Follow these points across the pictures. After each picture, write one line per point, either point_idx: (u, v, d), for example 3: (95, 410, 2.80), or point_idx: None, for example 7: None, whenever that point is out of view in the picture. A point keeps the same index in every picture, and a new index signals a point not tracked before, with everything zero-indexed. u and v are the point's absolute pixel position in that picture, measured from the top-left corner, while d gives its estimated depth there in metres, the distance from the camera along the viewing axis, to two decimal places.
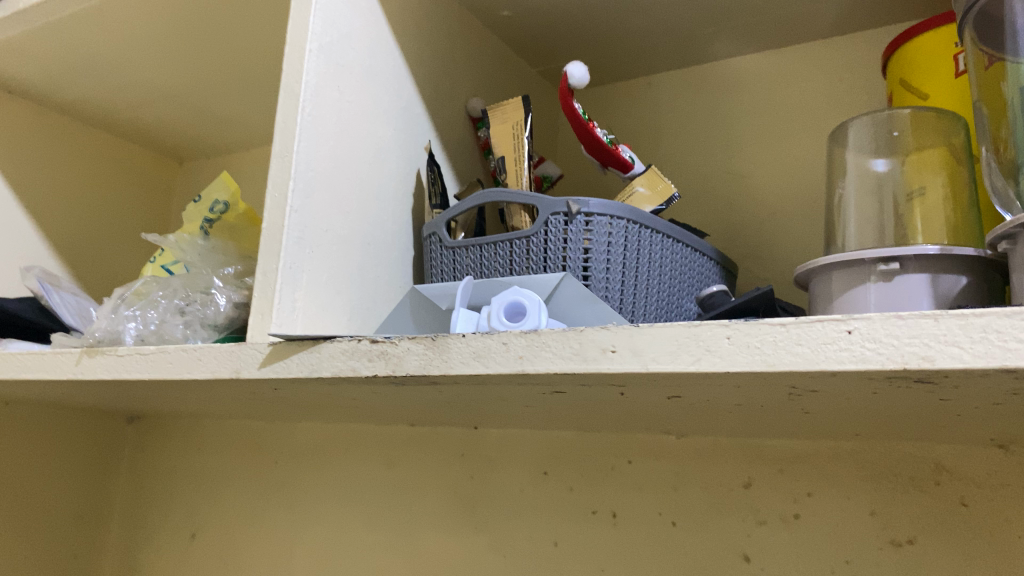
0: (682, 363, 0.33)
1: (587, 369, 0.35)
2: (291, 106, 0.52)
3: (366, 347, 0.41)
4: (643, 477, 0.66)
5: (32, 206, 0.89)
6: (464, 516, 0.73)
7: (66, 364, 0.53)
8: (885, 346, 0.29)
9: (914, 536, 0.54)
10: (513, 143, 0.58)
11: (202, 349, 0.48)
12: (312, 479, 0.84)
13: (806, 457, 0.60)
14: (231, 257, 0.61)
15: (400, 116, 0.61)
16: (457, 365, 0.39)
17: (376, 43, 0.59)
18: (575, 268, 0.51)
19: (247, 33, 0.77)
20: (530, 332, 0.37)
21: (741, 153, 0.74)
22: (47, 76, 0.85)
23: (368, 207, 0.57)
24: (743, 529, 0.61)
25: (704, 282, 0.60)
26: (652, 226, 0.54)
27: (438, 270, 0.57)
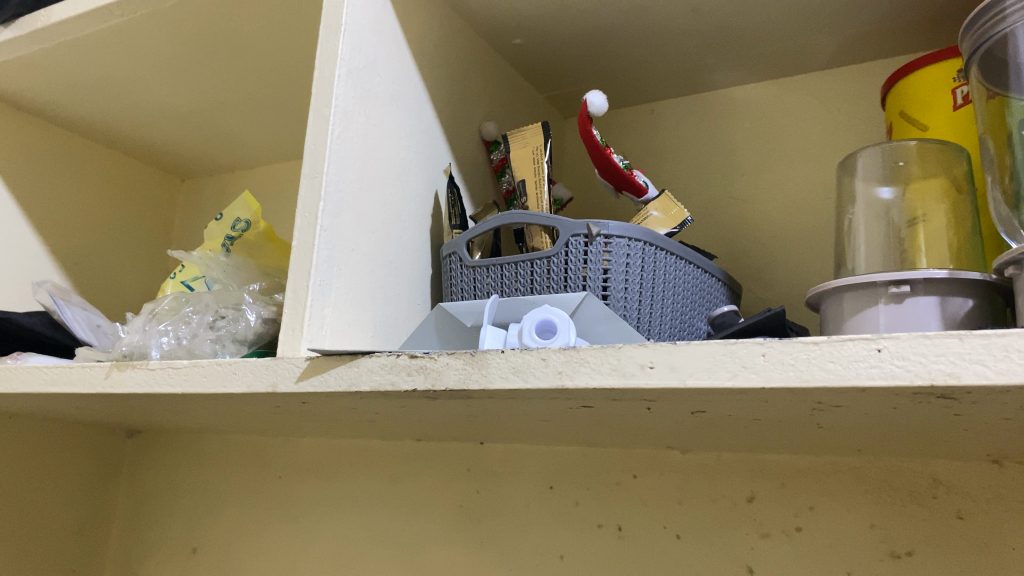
0: (718, 378, 0.35)
1: (626, 384, 0.37)
2: (321, 130, 0.54)
3: (405, 361, 0.43)
4: (649, 492, 0.68)
5: (39, 222, 0.90)
6: (471, 529, 0.75)
7: (96, 377, 0.54)
8: (913, 364, 0.31)
9: (913, 548, 0.57)
10: (533, 166, 0.60)
11: (237, 363, 0.49)
12: (316, 493, 0.85)
13: (808, 472, 0.62)
14: (254, 274, 0.63)
15: (421, 139, 0.63)
16: (496, 380, 0.40)
17: (398, 68, 0.61)
18: (595, 287, 0.53)
19: (261, 55, 0.79)
20: (569, 348, 0.39)
21: (743, 178, 0.76)
22: (56, 93, 0.86)
23: (391, 228, 0.59)
24: (746, 542, 0.63)
25: (713, 303, 0.62)
26: (667, 248, 0.56)
27: (458, 289, 0.59)
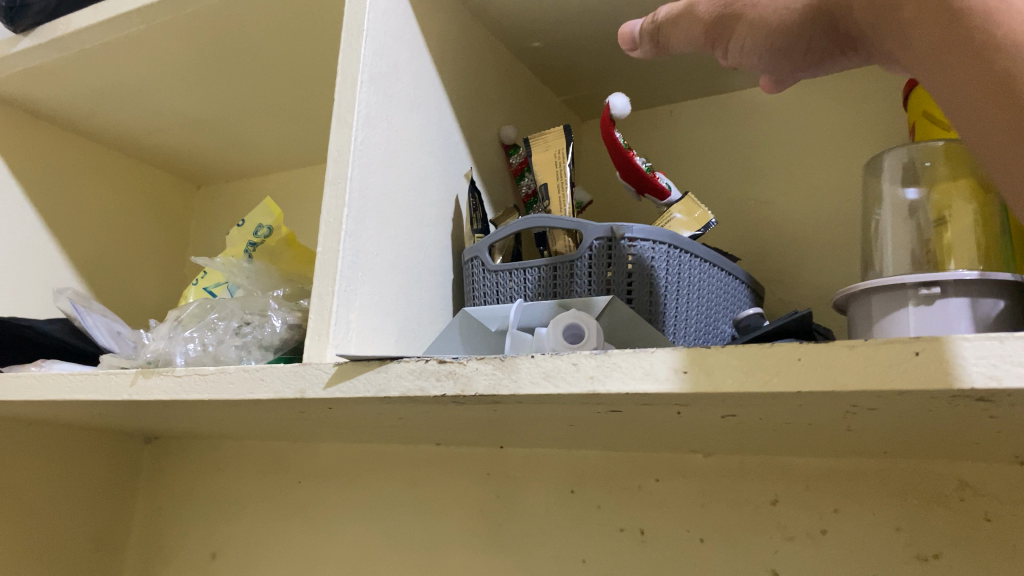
0: (754, 382, 0.34)
1: (659, 389, 0.37)
2: (344, 135, 0.54)
3: (434, 366, 0.43)
4: (671, 496, 0.68)
5: (57, 230, 0.90)
6: (491, 534, 0.75)
7: (121, 385, 0.55)
8: (953, 366, 0.31)
9: (940, 550, 0.56)
10: (555, 170, 0.60)
11: (264, 369, 0.49)
12: (336, 498, 0.86)
13: (832, 475, 0.62)
14: (277, 280, 0.63)
15: (442, 144, 0.64)
16: (527, 385, 0.40)
17: (418, 73, 0.61)
18: (619, 291, 0.53)
19: (279, 61, 0.79)
20: (600, 353, 0.39)
21: (763, 181, 0.76)
22: (75, 100, 0.86)
23: (413, 233, 0.59)
24: (770, 545, 0.62)
25: (738, 306, 0.62)
26: (691, 251, 0.56)
27: (481, 294, 0.59)
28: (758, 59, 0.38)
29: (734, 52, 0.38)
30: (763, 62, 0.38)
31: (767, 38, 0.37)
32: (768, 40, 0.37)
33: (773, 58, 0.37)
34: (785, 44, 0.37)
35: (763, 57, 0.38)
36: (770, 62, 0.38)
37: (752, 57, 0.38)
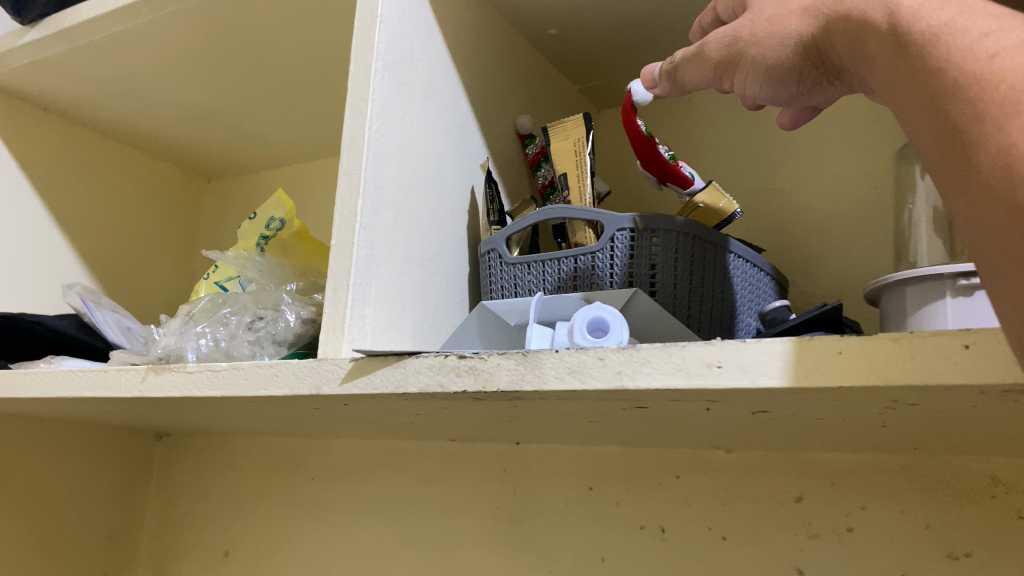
0: (792, 377, 0.33)
1: (691, 384, 0.35)
2: (358, 125, 0.52)
3: (454, 361, 0.42)
4: (691, 493, 0.66)
5: (66, 224, 0.89)
6: (508, 532, 0.73)
7: (132, 381, 0.53)
8: (1006, 359, 0.29)
9: (971, 549, 0.55)
10: (575, 159, 0.58)
11: (278, 365, 0.48)
12: (349, 494, 0.84)
13: (857, 471, 0.60)
14: (289, 274, 0.62)
15: (457, 134, 0.62)
16: (551, 380, 0.39)
17: (433, 61, 0.60)
18: (642, 283, 0.51)
19: (290, 52, 0.78)
20: (628, 348, 0.37)
21: (784, 170, 0.75)
22: (83, 93, 0.85)
23: (429, 225, 0.57)
24: (795, 543, 0.61)
25: (763, 298, 0.60)
26: (716, 241, 0.54)
27: (498, 287, 0.58)
28: (756, 88, 0.37)
29: (733, 85, 0.38)
30: (760, 89, 0.37)
31: (757, 69, 0.36)
32: (758, 72, 0.36)
33: (767, 88, 0.36)
34: (773, 74, 0.36)
35: (759, 87, 0.37)
36: (766, 89, 0.37)
37: (749, 89, 0.37)
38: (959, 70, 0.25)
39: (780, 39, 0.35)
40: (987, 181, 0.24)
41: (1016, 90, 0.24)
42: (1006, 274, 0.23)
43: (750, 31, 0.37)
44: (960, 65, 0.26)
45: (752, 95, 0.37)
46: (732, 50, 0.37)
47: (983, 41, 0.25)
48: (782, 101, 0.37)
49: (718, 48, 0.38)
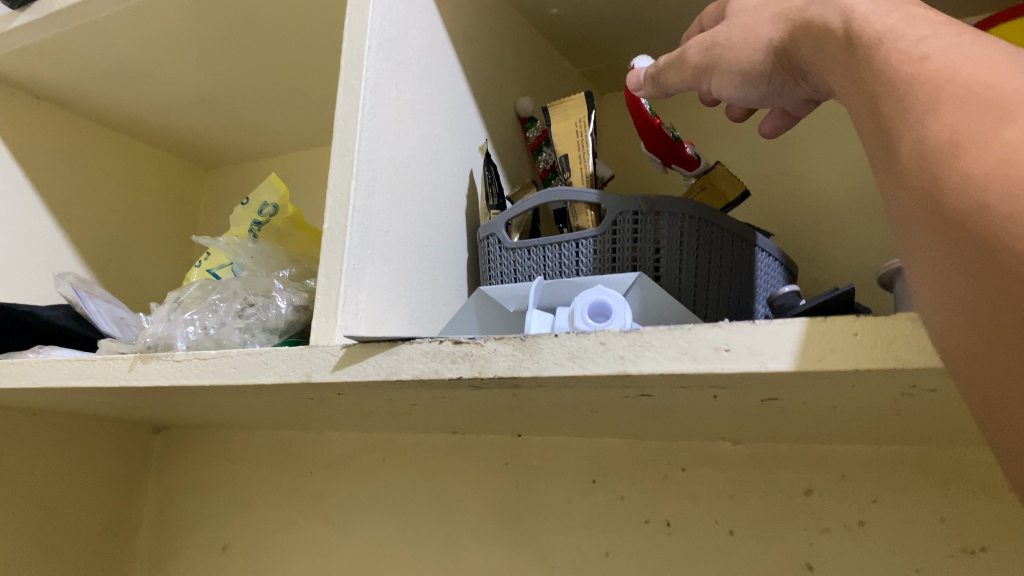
0: (805, 360, 0.31)
1: (697, 369, 0.33)
2: (351, 105, 0.50)
3: (449, 348, 0.40)
4: (698, 486, 0.64)
5: (60, 213, 0.87)
6: (510, 526, 0.71)
7: (119, 370, 0.52)
8: None
9: (987, 543, 0.53)
10: (575, 140, 0.56)
11: (268, 353, 0.46)
12: (348, 488, 0.83)
13: (869, 463, 0.58)
14: (283, 261, 0.60)
15: (454, 116, 0.60)
16: (550, 366, 0.37)
17: (430, 40, 0.58)
18: (646, 267, 0.49)
19: (286, 36, 0.76)
20: (631, 331, 0.35)
21: (793, 154, 0.73)
22: (76, 80, 0.84)
23: (426, 209, 0.56)
24: (805, 537, 0.59)
25: (771, 284, 0.58)
26: (723, 225, 0.52)
27: (498, 273, 0.56)
28: (729, 89, 0.39)
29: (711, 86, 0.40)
30: (732, 90, 0.39)
31: (729, 73, 0.38)
32: (726, 73, 0.39)
33: (739, 89, 0.39)
34: (741, 76, 0.38)
35: (731, 90, 0.39)
36: (738, 90, 0.39)
37: (725, 90, 0.39)
38: (896, 71, 0.27)
39: (750, 44, 0.37)
40: (910, 171, 0.25)
41: (937, 86, 0.25)
42: (923, 251, 0.25)
43: (723, 37, 0.39)
44: (899, 66, 0.27)
45: (728, 95, 0.39)
46: (706, 55, 0.39)
47: (919, 46, 0.27)
48: (752, 103, 0.39)
49: (694, 54, 0.40)
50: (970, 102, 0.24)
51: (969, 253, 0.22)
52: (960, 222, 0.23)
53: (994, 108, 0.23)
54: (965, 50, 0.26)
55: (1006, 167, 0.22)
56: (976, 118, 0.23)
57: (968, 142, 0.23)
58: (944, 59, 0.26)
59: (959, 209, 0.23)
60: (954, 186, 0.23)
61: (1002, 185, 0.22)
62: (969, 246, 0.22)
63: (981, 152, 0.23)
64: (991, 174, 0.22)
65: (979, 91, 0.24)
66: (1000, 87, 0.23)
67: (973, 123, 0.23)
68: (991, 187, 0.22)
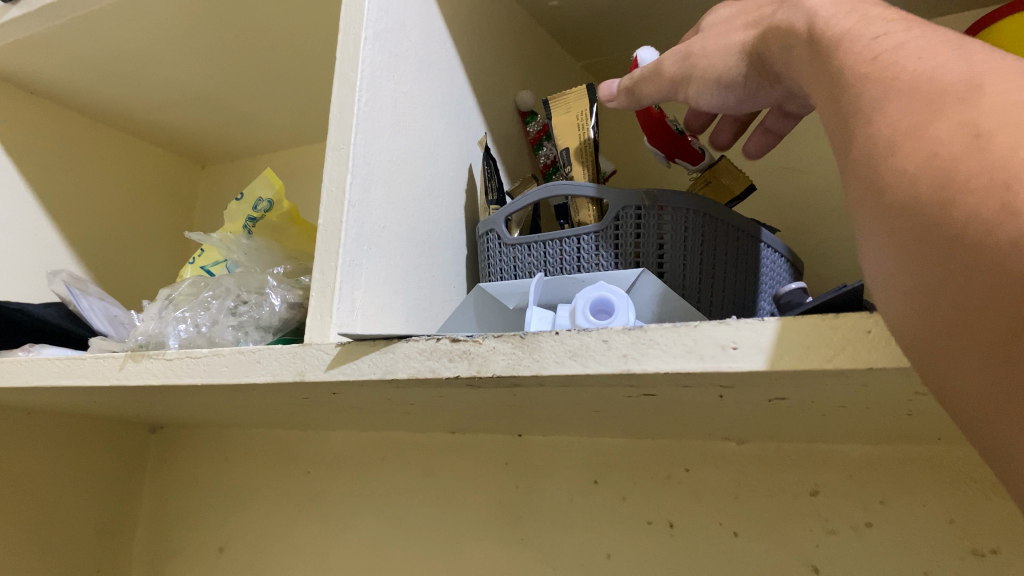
0: (816, 358, 0.30)
1: (703, 368, 0.32)
2: (346, 97, 0.49)
3: (446, 346, 0.39)
4: (701, 486, 0.63)
5: (54, 210, 0.86)
6: (510, 527, 0.70)
7: (109, 369, 0.51)
8: None
9: (998, 545, 0.51)
10: (577, 133, 0.55)
11: (261, 351, 0.45)
12: (346, 488, 0.82)
13: (876, 463, 0.57)
14: (278, 257, 0.59)
15: (452, 110, 0.59)
16: (550, 365, 0.36)
17: (428, 30, 0.57)
18: (650, 263, 0.48)
19: (282, 31, 0.75)
20: (634, 329, 0.34)
21: (797, 148, 0.72)
22: (69, 75, 0.83)
23: (423, 204, 0.54)
24: (810, 538, 0.58)
25: (777, 281, 0.57)
26: (728, 220, 0.51)
27: (497, 269, 0.55)
28: (701, 97, 0.39)
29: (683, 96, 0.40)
30: (704, 98, 0.39)
31: (701, 81, 0.39)
32: (698, 84, 0.39)
33: (710, 98, 0.39)
34: (711, 82, 0.38)
35: (708, 97, 0.39)
36: (709, 98, 0.39)
37: (696, 98, 0.40)
38: (851, 66, 0.28)
39: (726, 52, 0.37)
40: (858, 171, 0.26)
41: (886, 80, 0.26)
42: (869, 237, 0.25)
43: (701, 47, 0.39)
44: (854, 71, 0.28)
45: (701, 105, 0.40)
46: (683, 66, 0.40)
47: (874, 43, 0.28)
48: (731, 109, 0.39)
49: (671, 63, 0.40)
50: (912, 96, 0.24)
51: (907, 245, 0.23)
52: (902, 205, 0.23)
53: (931, 102, 0.24)
54: (915, 46, 0.26)
55: (939, 160, 0.22)
56: (914, 114, 0.24)
57: (907, 134, 0.24)
58: (892, 59, 0.26)
59: (896, 190, 0.24)
60: (893, 181, 0.24)
61: (936, 178, 0.22)
62: (903, 227, 0.23)
63: (916, 147, 0.23)
64: (926, 167, 0.23)
65: (920, 85, 0.25)
66: (939, 78, 0.24)
67: (911, 119, 0.24)
68: (926, 180, 0.23)
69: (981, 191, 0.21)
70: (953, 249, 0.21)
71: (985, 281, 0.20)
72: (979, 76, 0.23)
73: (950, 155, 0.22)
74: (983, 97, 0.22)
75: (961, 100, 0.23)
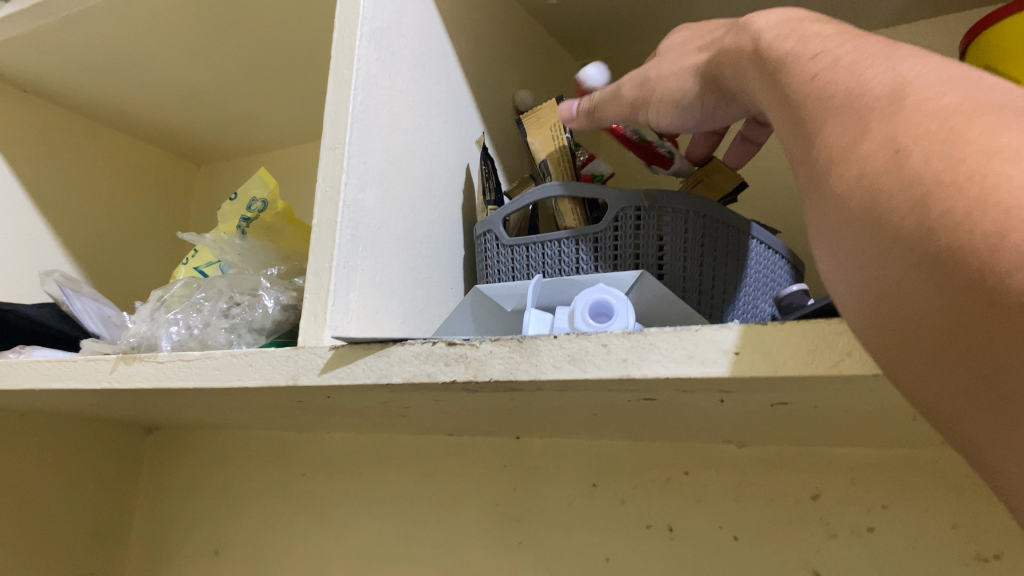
0: (821, 365, 0.29)
1: (704, 373, 0.31)
2: (342, 95, 0.48)
3: (442, 349, 0.38)
4: (702, 489, 0.62)
5: (48, 210, 0.85)
6: (508, 530, 0.69)
7: (101, 372, 0.50)
8: None
9: (1002, 551, 0.50)
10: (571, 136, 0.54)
11: (254, 354, 0.44)
12: (342, 491, 0.81)
13: (879, 467, 0.56)
14: (272, 257, 0.58)
15: (449, 108, 0.58)
16: (549, 370, 0.35)
17: (424, 28, 0.56)
18: (649, 265, 0.47)
19: (278, 30, 0.74)
20: (634, 332, 0.33)
21: None
22: (63, 73, 0.82)
23: (420, 204, 0.54)
24: (812, 543, 0.57)
25: (778, 283, 0.56)
26: (729, 221, 0.50)
27: (495, 271, 0.54)
28: (665, 119, 0.41)
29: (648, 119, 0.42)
30: (668, 120, 0.41)
31: (665, 104, 0.41)
32: (662, 106, 0.41)
33: (673, 120, 0.41)
34: (674, 104, 0.40)
35: (670, 119, 0.41)
36: (673, 120, 0.41)
37: (661, 120, 0.41)
38: (796, 83, 0.29)
39: (685, 77, 0.39)
40: (806, 183, 0.27)
41: (823, 98, 0.27)
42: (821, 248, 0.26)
43: (657, 73, 0.41)
44: (797, 88, 0.29)
45: (665, 126, 0.42)
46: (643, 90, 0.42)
47: (812, 61, 0.29)
48: (692, 129, 0.41)
49: (628, 88, 0.43)
50: (848, 112, 0.26)
51: (848, 261, 0.24)
52: (850, 218, 0.24)
53: (862, 118, 0.25)
54: (846, 62, 0.27)
55: (867, 178, 0.24)
56: (845, 130, 0.25)
57: (844, 152, 0.25)
58: (825, 78, 0.28)
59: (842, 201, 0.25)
60: (832, 198, 0.25)
61: (865, 197, 0.23)
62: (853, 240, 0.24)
63: (849, 164, 0.25)
64: (857, 185, 0.24)
65: (853, 101, 0.26)
66: (870, 94, 0.25)
67: (843, 136, 0.25)
68: (858, 198, 0.24)
69: (904, 209, 0.22)
70: (885, 266, 0.22)
71: (918, 297, 0.21)
72: (904, 86, 0.24)
73: (875, 172, 0.23)
74: (904, 110, 0.24)
75: (886, 114, 0.24)
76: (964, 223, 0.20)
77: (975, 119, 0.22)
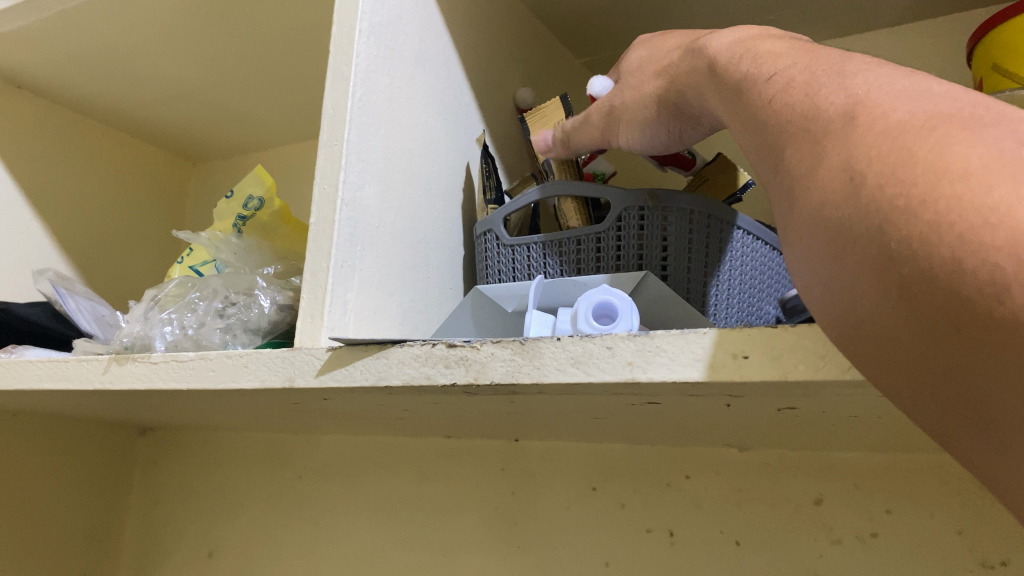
0: (833, 369, 0.28)
1: (711, 378, 0.30)
2: (340, 91, 0.47)
3: (442, 351, 0.37)
4: (702, 494, 0.62)
5: (42, 207, 0.84)
6: (506, 535, 0.69)
7: (93, 372, 0.49)
8: None
9: (1008, 557, 0.50)
10: None
11: (249, 355, 0.43)
12: (338, 494, 0.80)
13: (883, 472, 0.55)
14: (269, 257, 0.58)
15: (450, 107, 0.57)
16: (552, 373, 0.34)
17: (425, 25, 0.55)
18: (653, 266, 0.46)
19: (276, 27, 0.74)
20: (640, 335, 0.32)
21: None
22: (58, 70, 0.81)
23: (419, 203, 0.53)
24: (814, 549, 0.56)
25: (782, 285, 0.55)
26: (734, 222, 0.49)
27: (495, 271, 0.53)
28: (639, 140, 0.43)
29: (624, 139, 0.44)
30: (643, 142, 0.43)
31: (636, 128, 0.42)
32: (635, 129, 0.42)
33: (647, 142, 0.42)
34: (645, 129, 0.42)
35: (643, 142, 0.43)
36: (647, 141, 0.42)
37: (635, 142, 0.43)
38: (755, 106, 0.29)
39: (649, 105, 0.40)
40: (778, 202, 0.27)
41: (782, 122, 0.27)
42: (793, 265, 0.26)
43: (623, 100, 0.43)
44: (758, 109, 0.29)
45: (640, 147, 0.43)
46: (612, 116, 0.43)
47: (770, 81, 0.29)
48: (665, 150, 0.42)
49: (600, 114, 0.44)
50: (807, 136, 0.25)
51: (821, 292, 0.24)
52: (820, 236, 0.24)
53: (819, 141, 0.25)
54: (798, 85, 0.27)
55: (829, 208, 0.23)
56: (804, 158, 0.25)
57: (806, 177, 0.25)
58: (781, 102, 0.28)
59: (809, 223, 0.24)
60: (802, 219, 0.25)
61: (833, 225, 0.23)
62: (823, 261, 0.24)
63: (813, 191, 0.24)
64: (821, 214, 0.24)
65: (810, 124, 0.26)
66: (826, 113, 0.25)
67: (804, 162, 0.25)
68: (824, 227, 0.23)
69: (865, 237, 0.22)
70: (856, 297, 0.22)
71: (891, 325, 0.21)
72: (857, 104, 0.24)
73: (835, 202, 0.23)
74: (857, 132, 0.23)
75: (839, 136, 0.24)
76: (920, 252, 0.20)
77: (923, 138, 0.21)
